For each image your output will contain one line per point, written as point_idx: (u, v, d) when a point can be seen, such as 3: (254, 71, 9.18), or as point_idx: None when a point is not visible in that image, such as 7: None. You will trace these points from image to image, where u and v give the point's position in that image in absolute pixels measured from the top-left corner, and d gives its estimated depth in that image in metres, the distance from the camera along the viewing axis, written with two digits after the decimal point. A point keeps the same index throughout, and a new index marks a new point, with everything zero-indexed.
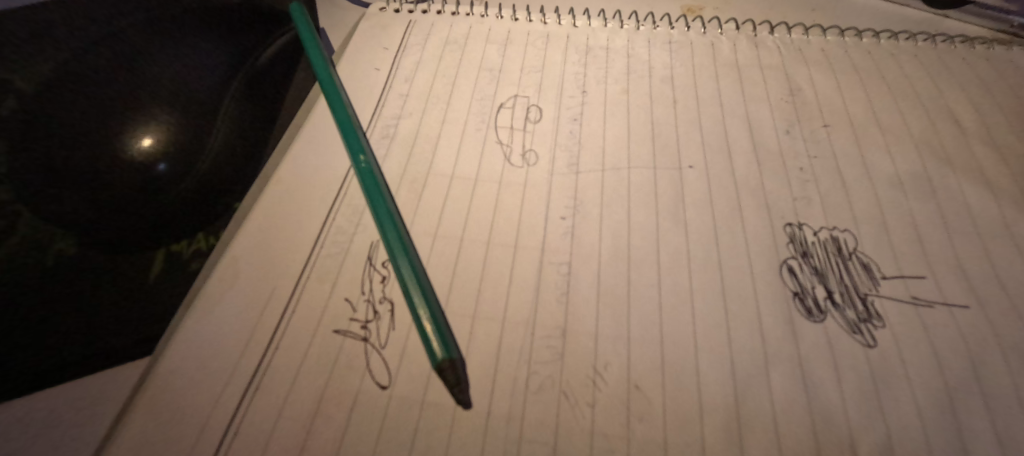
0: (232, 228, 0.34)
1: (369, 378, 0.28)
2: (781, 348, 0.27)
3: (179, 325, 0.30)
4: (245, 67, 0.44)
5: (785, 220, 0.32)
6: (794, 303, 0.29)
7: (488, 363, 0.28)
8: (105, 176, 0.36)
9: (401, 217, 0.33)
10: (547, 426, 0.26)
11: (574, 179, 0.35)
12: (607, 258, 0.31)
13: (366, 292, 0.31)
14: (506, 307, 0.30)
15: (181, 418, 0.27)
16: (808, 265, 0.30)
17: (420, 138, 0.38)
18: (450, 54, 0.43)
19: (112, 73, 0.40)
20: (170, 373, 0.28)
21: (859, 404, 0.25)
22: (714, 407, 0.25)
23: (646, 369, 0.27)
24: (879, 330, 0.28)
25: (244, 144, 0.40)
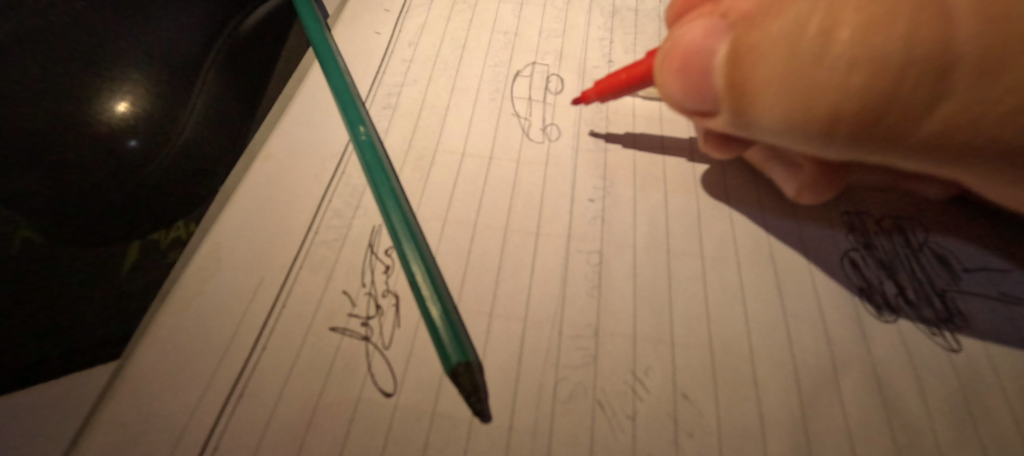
0: (210, 211, 0.30)
1: (370, 385, 0.24)
2: (850, 353, 0.24)
3: (152, 321, 0.26)
4: (232, 28, 0.39)
5: (842, 207, 0.28)
6: (861, 301, 0.25)
7: (510, 367, 0.24)
8: (71, 152, 0.33)
9: (406, 198, 0.29)
10: (581, 442, 0.22)
11: (602, 158, 0.31)
12: (643, 248, 0.27)
13: (367, 284, 0.27)
14: (528, 302, 0.26)
15: (153, 432, 0.23)
16: (874, 257, 0.27)
17: (426, 109, 0.33)
18: (459, 16, 0.38)
19: (75, 33, 0.36)
20: (140, 376, 0.24)
21: (948, 418, 0.22)
22: (776, 421, 0.22)
23: (693, 375, 0.23)
24: (964, 331, 0.24)
25: (223, 117, 0.35)
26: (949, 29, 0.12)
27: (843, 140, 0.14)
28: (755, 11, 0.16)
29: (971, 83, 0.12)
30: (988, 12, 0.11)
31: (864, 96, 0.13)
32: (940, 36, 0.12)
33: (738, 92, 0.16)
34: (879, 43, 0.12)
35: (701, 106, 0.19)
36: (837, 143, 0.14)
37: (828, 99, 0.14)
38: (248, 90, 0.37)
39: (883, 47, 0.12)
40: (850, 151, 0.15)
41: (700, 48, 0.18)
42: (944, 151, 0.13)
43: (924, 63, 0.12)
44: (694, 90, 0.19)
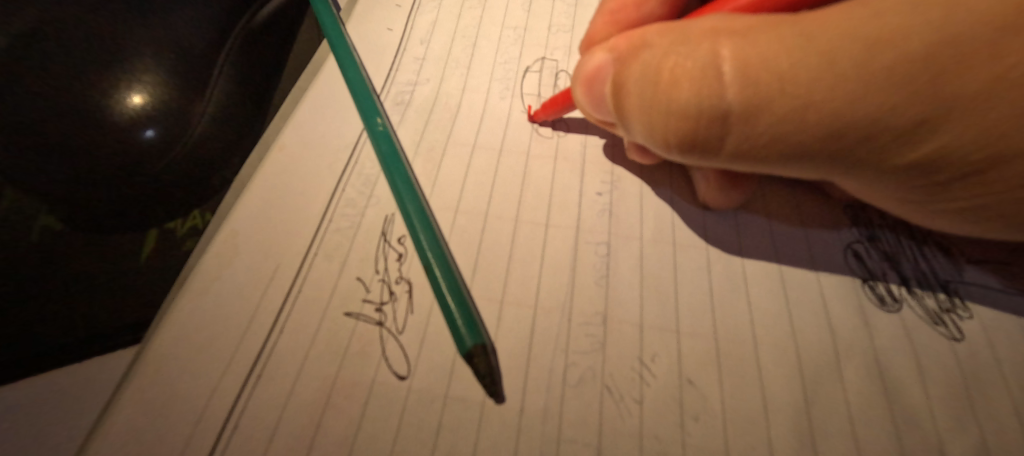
0: (226, 200, 0.30)
1: (385, 368, 0.25)
2: (853, 342, 0.24)
3: (172, 305, 0.27)
4: (245, 22, 0.40)
5: (845, 202, 0.29)
6: (864, 291, 0.26)
7: (521, 352, 0.25)
8: (87, 141, 0.33)
9: (420, 187, 0.30)
10: (589, 425, 0.23)
11: (610, 152, 0.32)
12: (650, 239, 0.28)
13: (380, 271, 0.28)
14: (538, 290, 0.26)
15: (174, 411, 0.24)
16: (877, 249, 0.27)
17: (438, 105, 0.34)
18: (469, 12, 0.39)
19: (91, 24, 0.37)
20: (162, 357, 0.25)
21: (949, 405, 0.23)
22: (780, 406, 0.23)
23: (699, 363, 0.24)
24: (965, 321, 0.25)
25: (238, 110, 0.36)
26: (722, 88, 0.20)
27: (682, 151, 0.23)
28: (629, 53, 0.24)
29: (739, 122, 0.20)
30: (744, 84, 0.19)
31: (685, 121, 0.21)
32: (715, 91, 0.20)
33: (623, 113, 0.25)
34: (685, 93, 0.21)
35: (603, 115, 0.28)
36: (681, 152, 0.23)
37: (670, 127, 0.22)
38: (262, 83, 0.37)
39: (686, 94, 0.21)
40: (690, 156, 0.23)
41: (597, 74, 0.26)
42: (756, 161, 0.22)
43: (710, 107, 0.20)
44: (596, 103, 0.28)
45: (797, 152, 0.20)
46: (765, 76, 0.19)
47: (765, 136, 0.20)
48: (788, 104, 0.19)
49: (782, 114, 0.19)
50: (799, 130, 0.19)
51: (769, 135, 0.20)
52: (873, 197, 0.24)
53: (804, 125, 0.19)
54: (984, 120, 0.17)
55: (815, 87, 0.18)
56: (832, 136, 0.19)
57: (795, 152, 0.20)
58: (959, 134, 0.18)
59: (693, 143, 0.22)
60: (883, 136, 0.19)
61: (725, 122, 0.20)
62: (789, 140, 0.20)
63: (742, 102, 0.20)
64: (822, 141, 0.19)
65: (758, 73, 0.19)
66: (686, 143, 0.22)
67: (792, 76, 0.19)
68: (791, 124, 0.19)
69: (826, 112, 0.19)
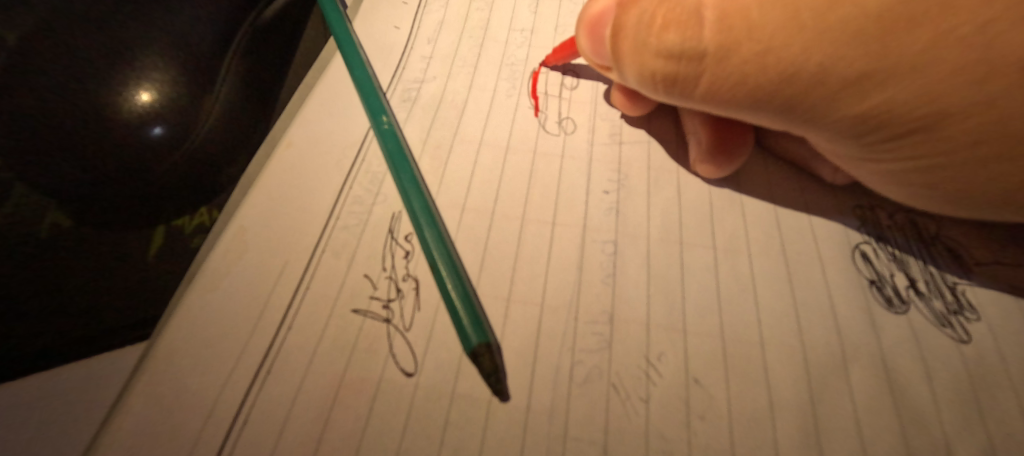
0: (234, 197, 0.31)
1: (392, 365, 0.25)
2: (860, 343, 0.24)
3: (180, 302, 0.27)
4: (251, 20, 0.40)
5: (853, 201, 0.29)
6: (871, 292, 0.26)
7: (527, 351, 0.25)
8: (97, 138, 0.34)
9: (426, 185, 0.30)
10: (595, 423, 0.23)
11: (617, 150, 0.32)
12: (657, 238, 0.28)
13: (388, 268, 0.28)
14: (545, 289, 0.26)
15: (184, 407, 0.24)
16: (884, 250, 0.27)
17: (445, 103, 0.34)
18: (477, 11, 0.39)
19: (97, 21, 0.37)
20: (172, 353, 0.25)
21: (955, 406, 0.23)
22: (786, 405, 0.23)
23: (707, 362, 0.24)
24: (972, 323, 0.25)
25: (246, 107, 0.36)
26: (701, 32, 0.21)
27: (666, 89, 0.24)
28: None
29: (711, 63, 0.21)
30: (721, 28, 0.20)
31: (668, 61, 0.23)
32: (696, 35, 0.21)
33: (617, 58, 0.26)
34: (670, 36, 0.22)
35: (602, 60, 0.28)
36: (665, 89, 0.25)
37: (656, 65, 0.23)
38: (269, 81, 0.38)
39: (672, 37, 0.22)
40: (672, 94, 0.25)
41: (600, 18, 0.26)
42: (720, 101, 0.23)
43: (690, 49, 0.21)
44: (596, 48, 0.27)
45: (759, 96, 0.21)
46: (739, 25, 0.20)
47: (734, 76, 0.21)
48: (751, 50, 0.20)
49: (748, 58, 0.20)
50: (762, 74, 0.20)
51: (735, 77, 0.21)
52: (840, 156, 0.25)
53: (766, 68, 0.20)
54: (940, 84, 0.17)
55: (779, 34, 0.19)
56: (801, 84, 0.19)
57: (763, 98, 0.21)
58: (898, 91, 0.18)
59: (671, 79, 0.23)
60: (833, 88, 0.19)
61: (700, 61, 0.21)
62: (752, 83, 0.20)
63: (716, 45, 0.20)
64: (778, 83, 0.20)
65: (734, 18, 0.20)
66: (669, 79, 0.23)
67: (762, 25, 0.19)
68: (754, 68, 0.20)
69: (783, 57, 0.19)
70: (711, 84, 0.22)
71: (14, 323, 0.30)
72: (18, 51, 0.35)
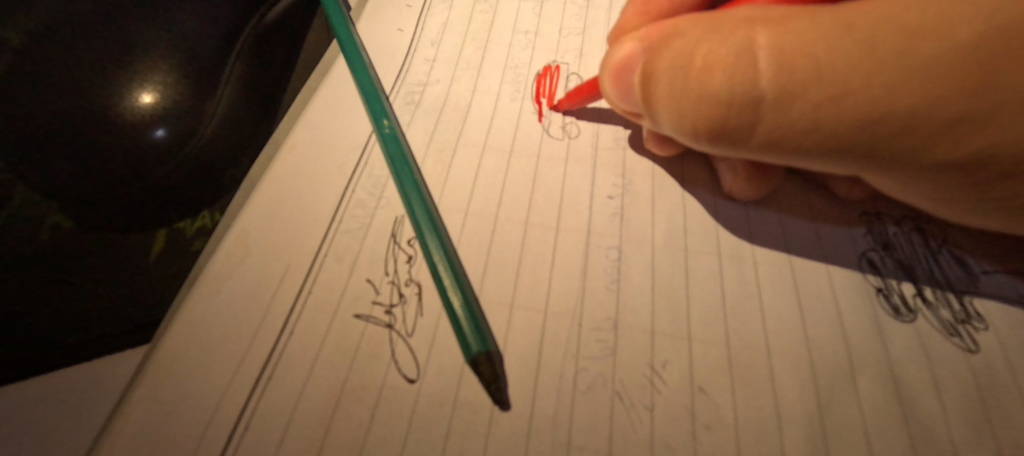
0: (236, 200, 0.30)
1: (394, 371, 0.24)
2: (867, 352, 0.24)
3: (181, 306, 0.27)
4: (255, 23, 0.40)
5: (860, 208, 0.29)
6: (878, 300, 0.26)
7: (530, 357, 0.25)
8: (98, 140, 0.34)
9: (428, 190, 0.30)
10: (599, 432, 0.23)
11: (621, 155, 0.31)
12: (661, 244, 0.28)
13: (390, 273, 0.27)
14: (549, 295, 0.26)
15: (184, 412, 0.24)
16: (891, 258, 0.27)
17: (448, 107, 0.34)
18: (481, 15, 0.39)
19: (101, 23, 0.37)
20: (172, 357, 0.25)
21: (964, 417, 0.22)
22: (793, 415, 0.23)
23: (712, 370, 0.24)
24: (981, 333, 0.25)
25: (249, 111, 0.36)
26: (757, 75, 0.20)
27: (710, 142, 0.23)
28: (659, 43, 0.24)
29: (771, 109, 0.20)
30: (780, 70, 0.19)
31: (716, 107, 0.21)
32: (750, 78, 0.20)
33: (650, 103, 0.25)
34: (718, 79, 0.21)
35: (629, 106, 0.27)
36: (710, 141, 0.23)
37: (698, 115, 0.22)
38: (272, 83, 0.37)
39: (719, 80, 0.21)
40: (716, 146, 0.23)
41: (626, 64, 0.26)
42: (781, 151, 0.21)
43: (744, 94, 0.20)
44: (624, 94, 0.27)
45: (828, 146, 0.20)
46: (802, 63, 0.19)
47: (800, 123, 0.20)
48: (826, 91, 0.19)
49: (819, 102, 0.19)
50: (839, 119, 0.19)
51: (804, 124, 0.20)
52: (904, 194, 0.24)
53: (840, 115, 0.19)
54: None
55: (846, 72, 0.19)
56: (874, 122, 0.19)
57: (833, 144, 0.20)
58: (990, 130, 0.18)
59: (721, 132, 0.22)
60: (889, 125, 0.19)
61: (757, 108, 0.20)
62: (825, 130, 0.19)
63: (775, 89, 0.19)
64: (859, 131, 0.19)
65: (795, 59, 0.19)
66: (716, 130, 0.22)
67: (829, 63, 0.19)
68: (826, 111, 0.19)
69: (871, 104, 0.18)
70: (769, 135, 0.21)
71: (14, 326, 0.30)
72: (22, 52, 0.35)
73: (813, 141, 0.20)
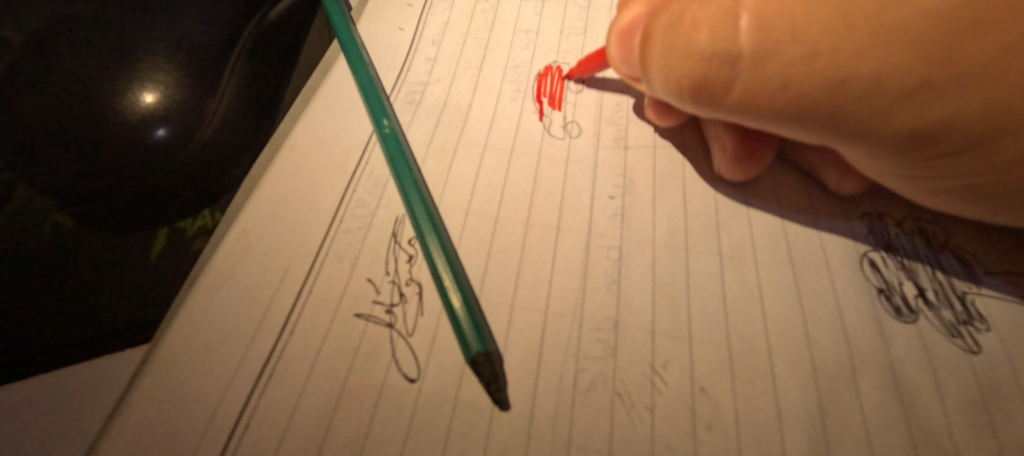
0: (236, 199, 0.30)
1: (395, 370, 0.24)
2: (869, 353, 0.24)
3: (182, 305, 0.27)
4: (255, 21, 0.40)
5: (862, 208, 0.28)
6: (880, 301, 0.26)
7: (531, 357, 0.25)
8: (100, 141, 0.34)
9: (428, 189, 0.30)
10: (600, 431, 0.23)
11: (622, 155, 0.31)
12: (662, 244, 0.28)
13: (390, 272, 0.27)
14: (549, 295, 0.26)
15: (184, 412, 0.24)
16: (893, 259, 0.27)
17: (449, 107, 0.34)
18: (482, 14, 0.39)
19: (101, 23, 0.37)
20: (172, 357, 0.25)
21: (966, 418, 0.22)
22: (794, 415, 0.23)
23: (712, 371, 0.24)
24: (982, 334, 0.25)
25: (250, 110, 0.36)
26: (738, 31, 0.19)
27: (693, 99, 0.23)
28: (660, 4, 0.23)
29: (747, 68, 0.19)
30: (760, 29, 0.18)
31: (698, 63, 0.21)
32: (731, 34, 0.19)
33: (644, 65, 0.25)
34: (702, 36, 0.20)
35: (631, 70, 0.27)
36: (692, 99, 0.23)
37: (682, 72, 0.22)
38: (273, 83, 0.37)
39: (703, 38, 0.20)
40: (700, 102, 0.23)
41: (631, 27, 0.26)
42: (758, 112, 0.21)
43: (722, 51, 0.20)
44: (625, 56, 0.27)
45: (800, 105, 0.19)
46: (779, 23, 0.18)
47: (777, 82, 0.19)
48: (800, 51, 0.18)
49: (793, 60, 0.18)
50: (808, 80, 0.18)
51: (778, 82, 0.19)
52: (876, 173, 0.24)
53: (817, 71, 0.18)
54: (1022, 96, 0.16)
55: (827, 34, 0.17)
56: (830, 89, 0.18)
57: (808, 104, 0.19)
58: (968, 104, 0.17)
59: (703, 89, 0.22)
60: (857, 91, 0.18)
61: (734, 67, 0.20)
62: (797, 86, 0.19)
63: (752, 48, 0.19)
64: (828, 91, 0.18)
65: (775, 19, 0.18)
66: (697, 88, 0.22)
67: (811, 23, 0.18)
68: (801, 69, 0.18)
69: (838, 60, 0.17)
70: (744, 94, 0.20)
71: (14, 325, 0.30)
72: (20, 51, 0.35)
73: (787, 98, 0.19)
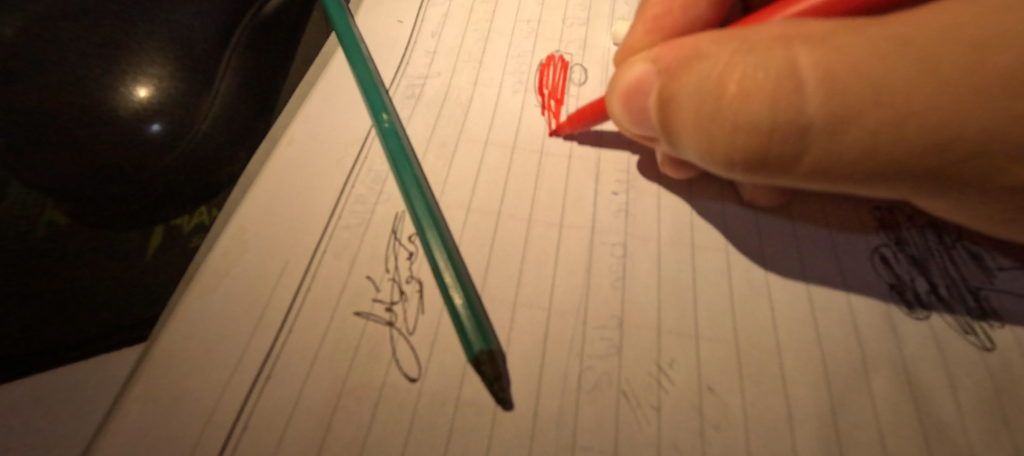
0: (233, 195, 0.30)
1: (395, 370, 0.24)
2: (880, 350, 0.24)
3: (178, 303, 0.26)
4: (251, 14, 0.39)
5: (872, 202, 0.28)
6: (890, 297, 0.25)
7: (534, 356, 0.24)
8: (93, 135, 0.33)
9: (428, 185, 0.29)
10: (605, 432, 0.22)
11: (626, 149, 0.31)
12: (667, 240, 0.27)
13: (391, 270, 0.27)
14: (553, 292, 0.26)
15: (180, 412, 0.23)
16: (904, 254, 0.26)
17: (449, 100, 0.33)
18: (482, 6, 0.38)
19: (93, 17, 0.36)
20: (169, 356, 0.25)
21: (980, 417, 0.22)
22: (804, 415, 0.22)
23: (719, 369, 0.23)
24: (997, 331, 0.24)
25: (247, 104, 0.35)
26: (804, 98, 0.17)
27: (749, 170, 0.20)
28: (678, 64, 0.21)
29: (822, 136, 0.17)
30: (830, 94, 0.17)
31: (755, 137, 0.18)
32: (797, 102, 0.17)
33: (669, 129, 0.22)
34: (756, 105, 0.18)
35: (643, 130, 0.25)
36: (746, 171, 0.20)
37: (733, 145, 0.19)
38: (271, 76, 0.37)
39: (760, 107, 0.18)
40: (754, 175, 0.20)
41: (640, 86, 0.23)
42: (832, 177, 0.18)
43: (788, 120, 0.17)
44: (636, 118, 0.25)
45: (881, 173, 0.17)
46: (855, 82, 0.16)
47: (855, 152, 0.17)
48: (881, 118, 0.16)
49: (878, 125, 0.16)
50: (897, 138, 0.16)
51: (862, 149, 0.17)
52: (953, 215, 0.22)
53: (910, 134, 0.16)
54: None
55: (915, 96, 0.16)
56: (923, 151, 0.16)
57: (889, 172, 0.17)
58: None
59: (762, 162, 0.19)
60: (954, 154, 0.16)
61: (805, 137, 0.17)
62: (885, 155, 0.17)
63: (826, 117, 0.17)
64: (925, 157, 0.16)
65: (846, 79, 0.17)
66: (753, 160, 0.19)
67: (889, 82, 0.16)
68: (891, 137, 0.16)
69: (941, 122, 0.16)
70: (813, 165, 0.18)
71: (9, 324, 0.29)
72: (15, 48, 0.34)
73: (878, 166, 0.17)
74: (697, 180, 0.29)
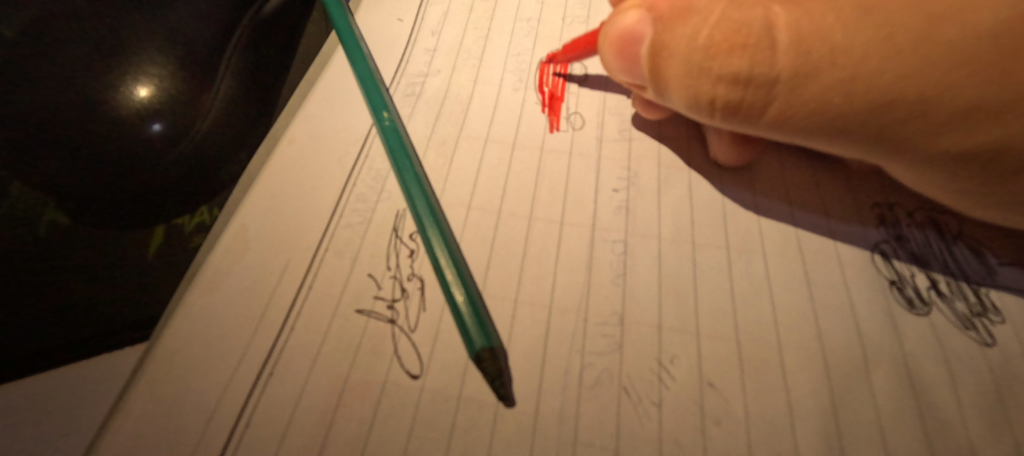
0: (235, 194, 0.30)
1: (397, 367, 0.24)
2: (880, 345, 0.24)
3: (180, 301, 0.26)
4: (250, 14, 0.39)
5: (873, 198, 0.28)
6: (891, 293, 0.25)
7: (535, 353, 0.24)
8: (95, 137, 0.33)
9: (428, 182, 0.29)
10: (607, 428, 0.22)
11: (627, 146, 0.31)
12: (668, 237, 0.27)
13: (392, 268, 0.27)
14: (554, 289, 0.26)
15: (183, 410, 0.24)
16: (905, 249, 0.26)
17: (449, 99, 0.33)
18: (482, 4, 0.38)
19: (92, 17, 0.36)
20: (171, 355, 0.25)
21: (980, 412, 0.22)
22: (804, 411, 0.22)
23: (719, 366, 0.23)
24: (997, 325, 0.24)
25: (247, 104, 0.35)
26: (775, 57, 0.19)
27: (723, 116, 0.23)
28: (673, 16, 0.22)
29: (786, 90, 0.19)
30: (799, 50, 0.18)
31: (731, 85, 0.21)
32: (767, 59, 0.19)
33: (657, 81, 0.24)
34: (735, 59, 0.20)
35: (635, 80, 0.26)
36: (722, 117, 0.23)
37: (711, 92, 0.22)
38: (270, 75, 0.37)
39: (736, 61, 0.20)
40: (729, 121, 0.23)
41: (632, 35, 0.24)
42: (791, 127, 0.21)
43: (759, 74, 0.20)
44: (630, 66, 0.25)
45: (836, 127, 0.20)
46: (819, 45, 0.18)
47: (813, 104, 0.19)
48: (840, 75, 0.18)
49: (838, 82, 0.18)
50: (846, 101, 0.19)
51: (816, 105, 0.19)
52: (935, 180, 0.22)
53: (859, 96, 0.18)
54: None
55: (873, 55, 0.18)
56: (877, 109, 0.18)
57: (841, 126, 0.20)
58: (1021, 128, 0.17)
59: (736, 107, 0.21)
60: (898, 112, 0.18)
61: (771, 88, 0.20)
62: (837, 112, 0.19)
63: (791, 72, 0.19)
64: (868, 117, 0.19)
65: (815, 39, 0.18)
66: (731, 106, 0.22)
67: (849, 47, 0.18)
68: (846, 94, 0.18)
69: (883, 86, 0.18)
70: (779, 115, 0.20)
71: (12, 325, 0.29)
72: (14, 48, 0.34)
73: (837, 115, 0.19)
74: (686, 148, 0.31)
